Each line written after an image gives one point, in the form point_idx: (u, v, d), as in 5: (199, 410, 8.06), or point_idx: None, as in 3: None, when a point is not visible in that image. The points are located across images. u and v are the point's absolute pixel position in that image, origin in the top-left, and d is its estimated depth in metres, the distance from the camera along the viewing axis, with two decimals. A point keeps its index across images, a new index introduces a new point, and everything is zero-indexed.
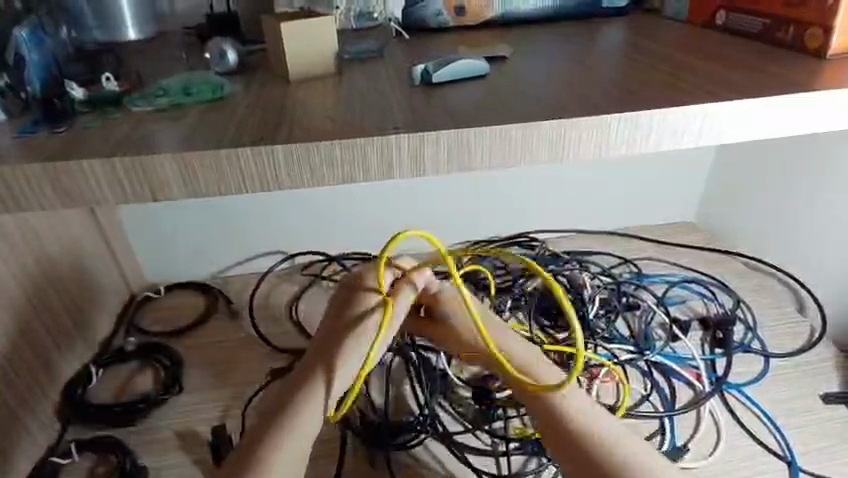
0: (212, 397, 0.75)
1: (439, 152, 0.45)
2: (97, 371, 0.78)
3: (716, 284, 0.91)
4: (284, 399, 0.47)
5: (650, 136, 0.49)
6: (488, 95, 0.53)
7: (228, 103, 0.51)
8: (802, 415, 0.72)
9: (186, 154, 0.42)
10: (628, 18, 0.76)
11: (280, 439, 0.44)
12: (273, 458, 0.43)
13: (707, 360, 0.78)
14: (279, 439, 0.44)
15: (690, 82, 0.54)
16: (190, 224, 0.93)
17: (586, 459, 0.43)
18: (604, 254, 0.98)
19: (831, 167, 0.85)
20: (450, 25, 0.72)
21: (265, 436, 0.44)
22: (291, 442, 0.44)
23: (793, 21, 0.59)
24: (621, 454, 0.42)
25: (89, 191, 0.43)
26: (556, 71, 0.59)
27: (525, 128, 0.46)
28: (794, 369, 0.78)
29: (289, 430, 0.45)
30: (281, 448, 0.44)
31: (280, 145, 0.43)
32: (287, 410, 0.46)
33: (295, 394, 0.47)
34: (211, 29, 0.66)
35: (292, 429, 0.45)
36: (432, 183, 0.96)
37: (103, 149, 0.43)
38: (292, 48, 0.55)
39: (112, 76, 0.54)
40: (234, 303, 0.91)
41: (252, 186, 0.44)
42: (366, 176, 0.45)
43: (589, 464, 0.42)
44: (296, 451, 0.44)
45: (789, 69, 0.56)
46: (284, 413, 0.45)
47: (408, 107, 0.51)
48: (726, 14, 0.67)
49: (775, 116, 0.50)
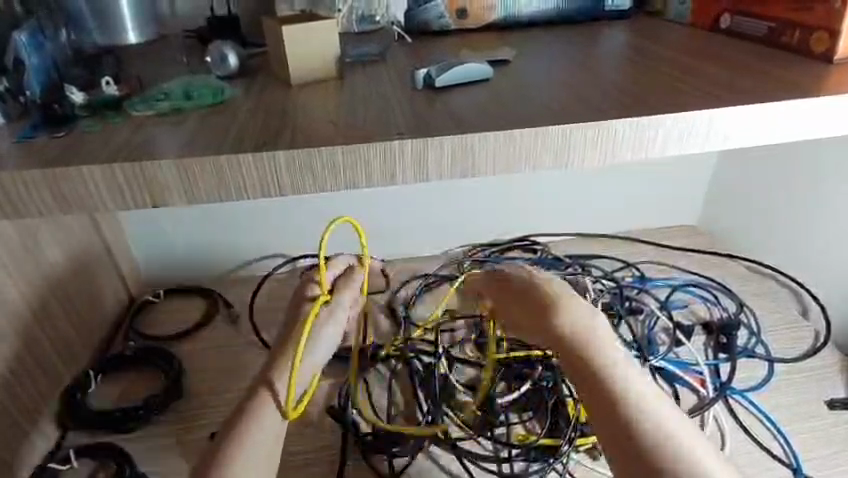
0: (212, 403, 0.75)
1: (443, 157, 0.45)
2: (96, 377, 0.77)
3: (720, 288, 0.91)
4: (250, 402, 0.49)
5: (656, 140, 0.48)
6: (491, 99, 0.52)
7: (229, 107, 0.51)
8: (807, 421, 0.71)
9: (186, 159, 0.42)
10: (632, 21, 0.76)
11: (242, 437, 0.46)
12: (236, 453, 0.44)
13: (711, 365, 0.78)
14: (240, 437, 0.45)
15: (695, 87, 0.53)
16: (190, 230, 0.93)
17: (621, 421, 0.41)
18: (606, 258, 0.97)
19: (834, 174, 0.84)
20: (452, 28, 0.72)
21: (231, 436, 0.46)
22: (256, 440, 0.46)
23: (799, 26, 0.59)
24: (660, 424, 0.41)
25: (88, 197, 0.42)
26: (560, 75, 0.58)
27: (531, 133, 0.45)
28: (799, 374, 0.77)
29: (248, 429, 0.46)
30: (242, 447, 0.45)
31: (282, 150, 0.43)
32: (250, 411, 0.48)
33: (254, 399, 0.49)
34: (211, 31, 0.66)
35: (252, 423, 0.47)
36: (435, 190, 0.96)
37: (103, 155, 0.43)
38: (294, 52, 0.54)
39: (112, 80, 0.53)
40: (235, 307, 0.91)
41: (253, 191, 0.43)
42: (368, 181, 0.45)
43: (625, 424, 0.41)
44: (258, 447, 0.45)
45: (795, 73, 0.55)
46: (251, 412, 0.48)
47: (412, 111, 0.50)
48: (730, 18, 0.66)
49: (782, 121, 0.50)
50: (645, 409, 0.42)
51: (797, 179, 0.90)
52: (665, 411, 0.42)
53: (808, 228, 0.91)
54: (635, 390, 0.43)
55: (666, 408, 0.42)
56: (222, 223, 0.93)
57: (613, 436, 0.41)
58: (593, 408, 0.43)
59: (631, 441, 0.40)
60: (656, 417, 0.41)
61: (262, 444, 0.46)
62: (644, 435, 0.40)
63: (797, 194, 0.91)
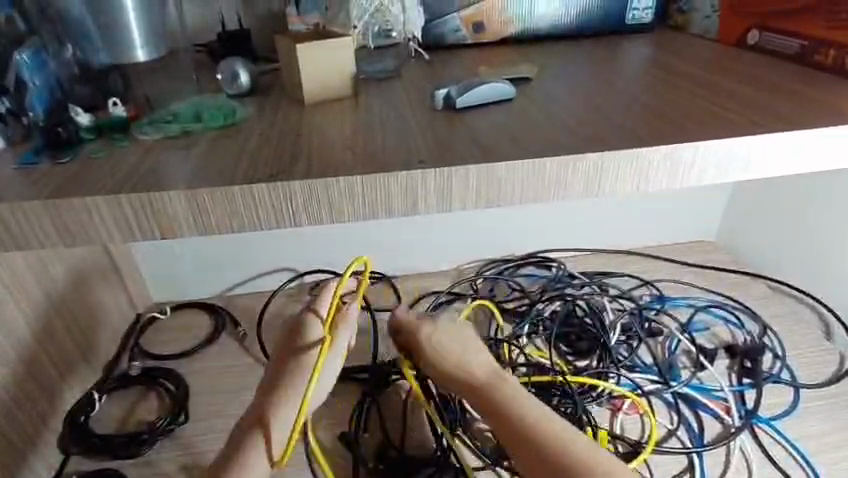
0: (218, 427, 0.73)
1: (468, 187, 0.42)
2: (100, 398, 0.75)
3: (742, 308, 0.88)
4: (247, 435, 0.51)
5: (692, 168, 0.46)
6: (514, 120, 0.50)
7: (241, 129, 0.49)
8: (836, 453, 0.68)
9: (197, 190, 0.40)
10: (655, 35, 0.73)
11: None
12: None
13: (736, 391, 0.75)
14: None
15: (728, 108, 0.51)
16: (198, 260, 0.92)
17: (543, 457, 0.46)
18: (624, 274, 0.94)
19: (838, 205, 0.83)
20: (468, 42, 0.70)
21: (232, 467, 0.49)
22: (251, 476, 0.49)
23: (835, 45, 0.56)
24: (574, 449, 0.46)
25: (91, 227, 0.40)
26: (585, 93, 0.56)
27: (560, 161, 0.43)
28: (826, 401, 0.74)
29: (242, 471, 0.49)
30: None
31: (297, 180, 0.40)
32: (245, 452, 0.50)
33: (247, 443, 0.51)
34: (221, 45, 0.64)
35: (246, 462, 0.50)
36: (445, 218, 0.94)
37: (109, 184, 0.41)
38: (308, 71, 0.52)
39: (119, 101, 0.51)
40: (242, 325, 0.88)
41: (267, 222, 0.41)
42: (387, 211, 0.43)
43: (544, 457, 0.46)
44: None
45: (834, 94, 0.53)
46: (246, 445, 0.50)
47: (431, 134, 0.48)
48: (759, 33, 0.64)
49: (823, 146, 0.47)
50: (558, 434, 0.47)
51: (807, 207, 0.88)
52: (575, 434, 0.48)
53: (816, 253, 0.88)
54: (548, 423, 0.48)
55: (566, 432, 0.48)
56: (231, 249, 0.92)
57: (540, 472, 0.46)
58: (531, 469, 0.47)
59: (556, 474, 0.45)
60: (570, 442, 0.47)
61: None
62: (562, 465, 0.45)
63: (807, 221, 0.89)
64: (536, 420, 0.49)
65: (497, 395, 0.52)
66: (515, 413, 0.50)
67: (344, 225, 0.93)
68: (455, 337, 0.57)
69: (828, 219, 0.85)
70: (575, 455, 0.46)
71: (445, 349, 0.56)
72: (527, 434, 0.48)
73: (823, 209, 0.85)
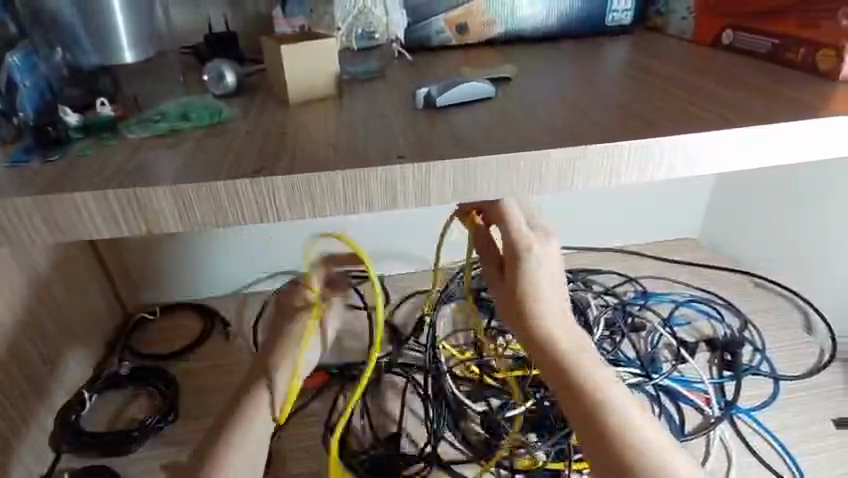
0: (208, 424, 0.74)
1: (445, 182, 0.44)
2: (91, 397, 0.76)
3: (722, 303, 0.90)
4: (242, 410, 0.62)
5: (662, 164, 0.48)
6: (493, 118, 0.52)
7: (227, 128, 0.50)
8: (814, 442, 0.70)
9: (182, 186, 0.41)
10: (634, 36, 0.75)
11: (238, 431, 0.60)
12: (233, 441, 0.59)
13: (716, 383, 0.77)
14: (235, 431, 0.60)
15: (700, 106, 0.53)
16: (188, 257, 0.94)
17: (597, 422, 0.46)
18: (609, 272, 0.96)
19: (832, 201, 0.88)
20: (452, 44, 0.72)
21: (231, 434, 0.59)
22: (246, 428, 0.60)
23: (806, 42, 0.58)
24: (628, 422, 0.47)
25: (80, 223, 0.41)
26: (563, 92, 0.57)
27: (534, 157, 0.45)
28: (805, 392, 0.76)
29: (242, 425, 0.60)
30: (236, 437, 0.59)
31: (280, 176, 0.42)
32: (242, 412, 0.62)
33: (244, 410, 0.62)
34: (209, 47, 0.65)
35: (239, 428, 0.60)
36: (428, 214, 0.96)
37: (98, 181, 0.42)
38: (293, 72, 0.53)
39: (107, 102, 0.52)
40: (233, 325, 0.90)
41: (251, 218, 0.43)
42: (368, 205, 0.44)
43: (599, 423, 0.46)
44: (251, 436, 0.60)
45: (803, 91, 0.54)
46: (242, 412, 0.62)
47: (412, 132, 0.49)
48: (733, 34, 0.65)
49: (790, 141, 0.49)
50: (618, 408, 0.47)
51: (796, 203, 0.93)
52: (634, 412, 0.48)
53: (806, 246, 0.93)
54: (611, 397, 0.48)
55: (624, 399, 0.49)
56: (221, 246, 0.94)
57: (594, 440, 0.46)
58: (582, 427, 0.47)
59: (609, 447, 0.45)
60: (628, 419, 0.47)
61: (257, 435, 0.61)
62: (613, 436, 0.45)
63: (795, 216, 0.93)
64: (600, 390, 0.48)
65: (567, 356, 0.50)
66: (584, 379, 0.49)
67: (333, 222, 0.95)
68: (550, 275, 0.54)
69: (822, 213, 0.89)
70: (633, 433, 0.46)
71: (537, 284, 0.53)
72: (590, 401, 0.47)
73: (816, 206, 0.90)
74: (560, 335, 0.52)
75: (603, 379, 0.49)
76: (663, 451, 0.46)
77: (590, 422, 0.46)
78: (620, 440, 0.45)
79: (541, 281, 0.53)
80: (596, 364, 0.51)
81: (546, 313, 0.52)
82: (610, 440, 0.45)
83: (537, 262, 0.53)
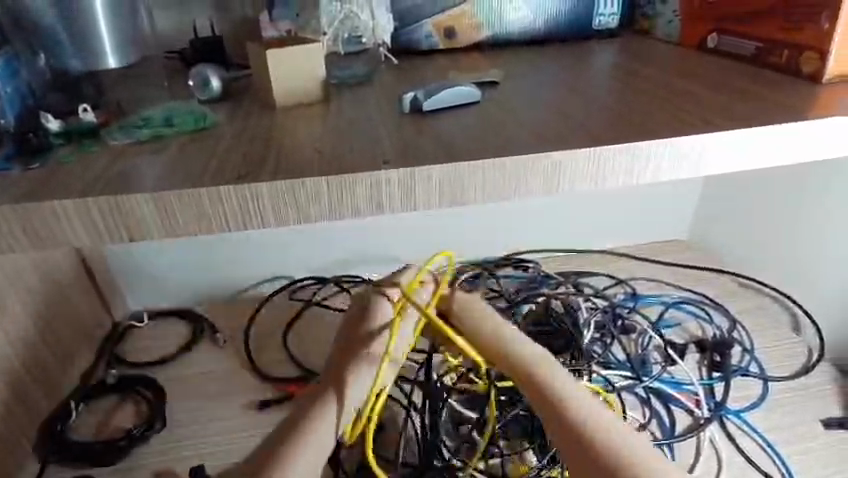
0: (197, 433, 0.73)
1: (432, 188, 0.44)
2: (77, 406, 0.75)
3: (712, 304, 0.90)
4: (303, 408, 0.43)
5: (648, 168, 0.48)
6: (479, 122, 0.52)
7: (211, 133, 0.50)
8: (804, 442, 0.70)
9: (163, 194, 0.40)
10: (620, 39, 0.75)
11: (301, 437, 0.40)
12: (296, 449, 0.38)
13: (706, 385, 0.77)
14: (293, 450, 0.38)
15: (686, 109, 0.53)
16: (175, 261, 0.93)
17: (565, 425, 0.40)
18: (600, 275, 0.96)
19: (817, 202, 0.86)
20: (440, 48, 0.72)
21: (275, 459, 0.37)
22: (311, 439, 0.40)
23: (788, 46, 0.59)
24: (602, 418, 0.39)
25: (61, 232, 0.41)
26: (550, 96, 0.57)
27: (520, 161, 0.45)
28: (793, 392, 0.77)
29: (309, 433, 0.40)
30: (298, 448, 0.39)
31: (264, 183, 0.41)
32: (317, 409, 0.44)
33: (320, 401, 0.45)
34: (194, 52, 0.65)
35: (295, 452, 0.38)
36: (419, 218, 0.96)
37: (78, 189, 0.41)
38: (278, 77, 0.53)
39: (89, 108, 0.52)
40: (221, 331, 0.89)
41: (235, 224, 0.42)
42: (354, 210, 0.44)
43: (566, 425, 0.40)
44: (318, 448, 0.40)
45: (786, 94, 0.55)
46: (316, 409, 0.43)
47: (399, 137, 0.49)
48: (718, 37, 0.66)
49: (774, 144, 0.49)
50: (593, 412, 0.40)
51: (782, 206, 0.92)
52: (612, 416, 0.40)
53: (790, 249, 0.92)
54: (583, 401, 0.41)
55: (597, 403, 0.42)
56: (209, 251, 0.93)
57: (568, 448, 0.38)
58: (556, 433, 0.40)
59: (586, 449, 0.37)
60: (605, 420, 0.39)
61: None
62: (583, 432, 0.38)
63: (781, 219, 0.92)
64: (570, 395, 0.42)
65: (538, 374, 0.45)
66: (553, 391, 0.43)
67: (324, 227, 0.95)
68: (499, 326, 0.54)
69: (808, 215, 0.88)
70: (609, 431, 0.37)
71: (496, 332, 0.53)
72: (561, 410, 0.41)
73: (800, 209, 0.89)
74: (530, 362, 0.48)
75: (572, 387, 0.43)
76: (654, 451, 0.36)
77: (566, 431, 0.39)
78: (597, 439, 0.37)
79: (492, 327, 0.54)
80: (568, 379, 0.45)
81: (515, 350, 0.50)
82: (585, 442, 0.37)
83: (481, 314, 0.56)
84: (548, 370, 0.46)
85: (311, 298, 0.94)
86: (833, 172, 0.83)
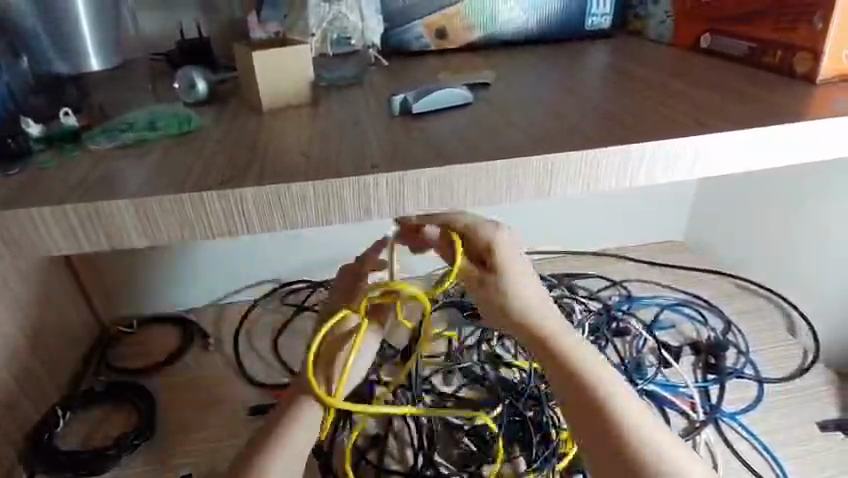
0: (186, 440, 0.72)
1: (420, 192, 0.43)
2: (64, 415, 0.74)
3: (707, 306, 0.90)
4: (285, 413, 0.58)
5: (641, 170, 0.47)
6: (470, 124, 0.51)
7: (196, 137, 0.49)
8: (800, 445, 0.70)
9: (143, 200, 0.39)
10: (613, 40, 0.75)
11: (282, 437, 0.55)
12: (277, 451, 0.54)
13: (701, 387, 0.77)
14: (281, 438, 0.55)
15: (679, 111, 0.52)
16: (166, 267, 0.93)
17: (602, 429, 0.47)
18: (594, 276, 0.96)
19: (811, 204, 0.87)
20: (431, 49, 0.71)
21: (258, 458, 0.54)
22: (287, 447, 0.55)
23: (782, 46, 0.58)
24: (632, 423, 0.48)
25: (38, 239, 0.40)
26: (542, 97, 0.57)
27: (511, 164, 0.44)
28: (788, 394, 0.76)
29: (284, 440, 0.55)
30: (277, 456, 0.54)
31: (249, 188, 0.40)
32: (293, 412, 0.57)
33: (291, 409, 0.58)
34: (181, 54, 0.64)
35: (276, 448, 0.55)
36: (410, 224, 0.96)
37: (57, 195, 0.40)
38: (265, 79, 0.52)
39: (71, 111, 0.51)
40: (212, 337, 0.88)
41: (219, 230, 0.41)
42: (341, 216, 0.43)
43: (605, 428, 0.47)
44: (297, 441, 0.56)
45: (780, 94, 0.54)
46: (289, 416, 0.57)
47: (388, 139, 0.48)
48: (711, 38, 0.66)
49: (767, 146, 0.49)
50: (619, 404, 0.49)
51: (777, 206, 0.92)
52: (632, 401, 0.49)
53: (786, 249, 0.92)
54: (610, 391, 0.49)
55: (628, 397, 0.50)
56: (201, 258, 0.93)
57: (597, 438, 0.47)
58: (590, 431, 0.48)
59: (613, 444, 0.46)
60: (629, 411, 0.48)
61: (297, 447, 0.55)
62: (618, 438, 0.47)
63: (776, 220, 0.92)
64: (600, 384, 0.49)
65: (569, 354, 0.51)
66: (585, 378, 0.50)
67: (316, 232, 0.95)
68: (532, 292, 0.55)
69: (802, 217, 0.88)
70: (633, 426, 0.47)
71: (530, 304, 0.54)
72: (594, 402, 0.48)
73: (797, 209, 0.89)
74: (565, 347, 0.52)
75: (601, 371, 0.51)
76: (661, 434, 0.48)
77: (597, 422, 0.47)
78: (623, 433, 0.47)
79: (528, 295, 0.54)
80: (596, 360, 0.52)
81: (547, 325, 0.53)
82: (613, 435, 0.47)
83: (519, 269, 0.54)
84: (579, 351, 0.52)
85: (303, 302, 0.93)
86: (828, 173, 0.83)
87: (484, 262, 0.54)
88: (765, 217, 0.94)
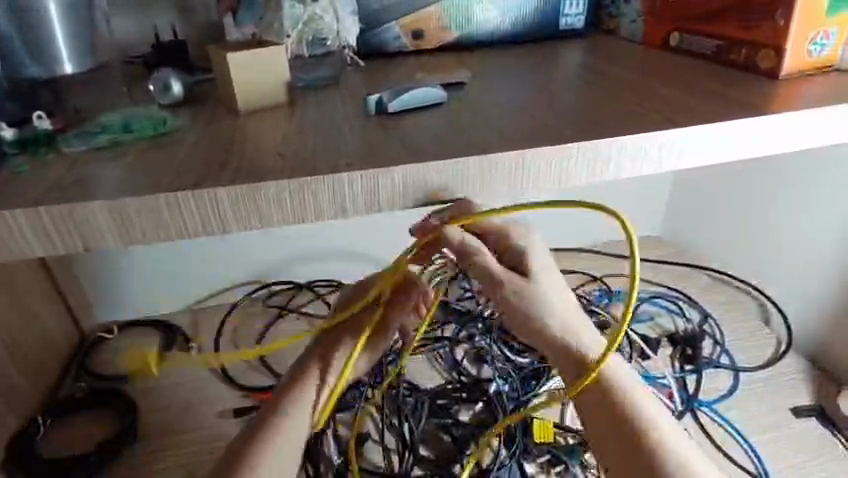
0: (172, 442, 0.71)
1: (395, 189, 0.44)
2: (45, 421, 0.73)
3: (684, 298, 0.92)
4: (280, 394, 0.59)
5: (610, 164, 0.48)
6: (446, 123, 0.52)
7: (171, 139, 0.49)
8: (775, 430, 0.72)
9: (119, 201, 0.40)
10: (586, 39, 0.76)
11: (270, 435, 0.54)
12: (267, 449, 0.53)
13: (678, 377, 0.79)
14: (273, 437, 0.54)
15: (647, 107, 0.53)
16: (146, 270, 0.92)
17: (619, 425, 0.48)
18: (573, 273, 0.98)
19: (787, 196, 0.87)
20: (408, 49, 0.72)
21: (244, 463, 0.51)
22: (281, 441, 0.54)
23: (746, 44, 0.60)
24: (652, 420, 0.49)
25: (12, 241, 0.40)
26: (516, 95, 0.58)
27: (482, 160, 0.45)
28: (764, 382, 0.79)
29: (278, 429, 0.55)
30: (272, 444, 0.53)
31: (224, 188, 0.41)
32: (297, 388, 0.59)
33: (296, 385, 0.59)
34: (157, 58, 0.64)
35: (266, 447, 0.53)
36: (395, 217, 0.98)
37: (30, 197, 0.40)
38: (240, 81, 0.52)
39: (45, 115, 0.51)
40: (195, 341, 0.88)
41: (196, 231, 0.42)
42: (318, 216, 0.43)
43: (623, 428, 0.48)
44: (283, 444, 0.54)
45: (744, 90, 0.56)
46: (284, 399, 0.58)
47: (364, 139, 0.49)
48: (680, 36, 0.67)
49: (733, 140, 0.50)
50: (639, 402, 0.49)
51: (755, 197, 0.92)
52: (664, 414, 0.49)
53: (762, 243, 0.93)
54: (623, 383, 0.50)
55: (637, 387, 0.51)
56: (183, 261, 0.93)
57: (624, 451, 0.47)
58: (611, 436, 0.48)
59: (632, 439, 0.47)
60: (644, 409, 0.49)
61: (293, 435, 0.55)
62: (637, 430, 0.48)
63: (753, 212, 0.93)
64: (633, 405, 0.49)
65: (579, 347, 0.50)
66: (613, 391, 0.49)
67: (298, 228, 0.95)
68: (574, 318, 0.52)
69: (776, 211, 0.89)
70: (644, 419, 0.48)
71: (548, 311, 0.50)
72: (622, 415, 0.48)
73: (773, 202, 0.89)
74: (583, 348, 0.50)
75: (632, 389, 0.50)
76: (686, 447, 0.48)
77: (611, 416, 0.48)
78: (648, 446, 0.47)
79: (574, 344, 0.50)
80: (622, 374, 0.51)
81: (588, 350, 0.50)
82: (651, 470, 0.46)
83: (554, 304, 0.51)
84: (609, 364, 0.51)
85: (288, 305, 0.94)
86: (798, 167, 0.85)
87: (517, 268, 0.50)
88: (743, 209, 0.95)
